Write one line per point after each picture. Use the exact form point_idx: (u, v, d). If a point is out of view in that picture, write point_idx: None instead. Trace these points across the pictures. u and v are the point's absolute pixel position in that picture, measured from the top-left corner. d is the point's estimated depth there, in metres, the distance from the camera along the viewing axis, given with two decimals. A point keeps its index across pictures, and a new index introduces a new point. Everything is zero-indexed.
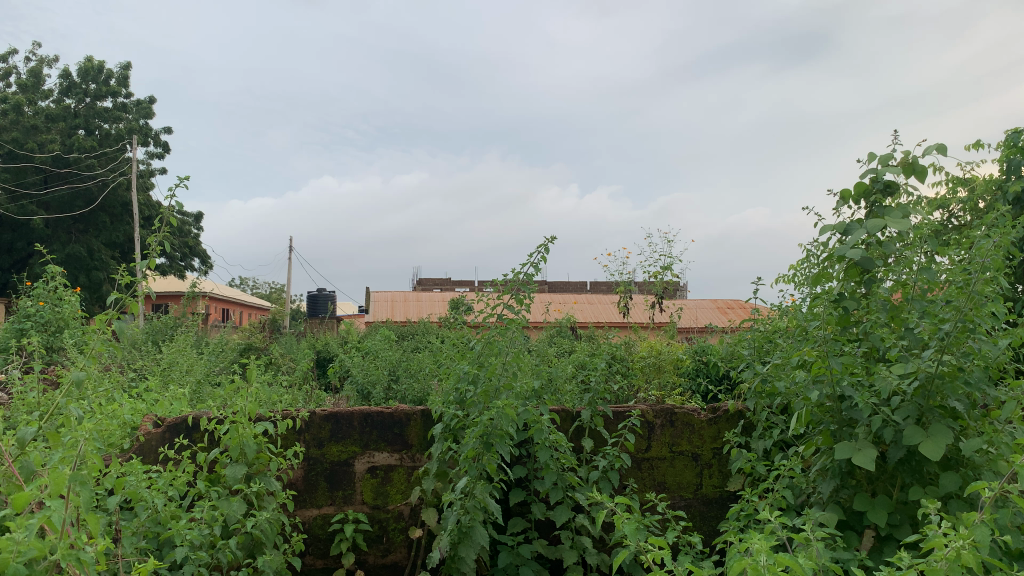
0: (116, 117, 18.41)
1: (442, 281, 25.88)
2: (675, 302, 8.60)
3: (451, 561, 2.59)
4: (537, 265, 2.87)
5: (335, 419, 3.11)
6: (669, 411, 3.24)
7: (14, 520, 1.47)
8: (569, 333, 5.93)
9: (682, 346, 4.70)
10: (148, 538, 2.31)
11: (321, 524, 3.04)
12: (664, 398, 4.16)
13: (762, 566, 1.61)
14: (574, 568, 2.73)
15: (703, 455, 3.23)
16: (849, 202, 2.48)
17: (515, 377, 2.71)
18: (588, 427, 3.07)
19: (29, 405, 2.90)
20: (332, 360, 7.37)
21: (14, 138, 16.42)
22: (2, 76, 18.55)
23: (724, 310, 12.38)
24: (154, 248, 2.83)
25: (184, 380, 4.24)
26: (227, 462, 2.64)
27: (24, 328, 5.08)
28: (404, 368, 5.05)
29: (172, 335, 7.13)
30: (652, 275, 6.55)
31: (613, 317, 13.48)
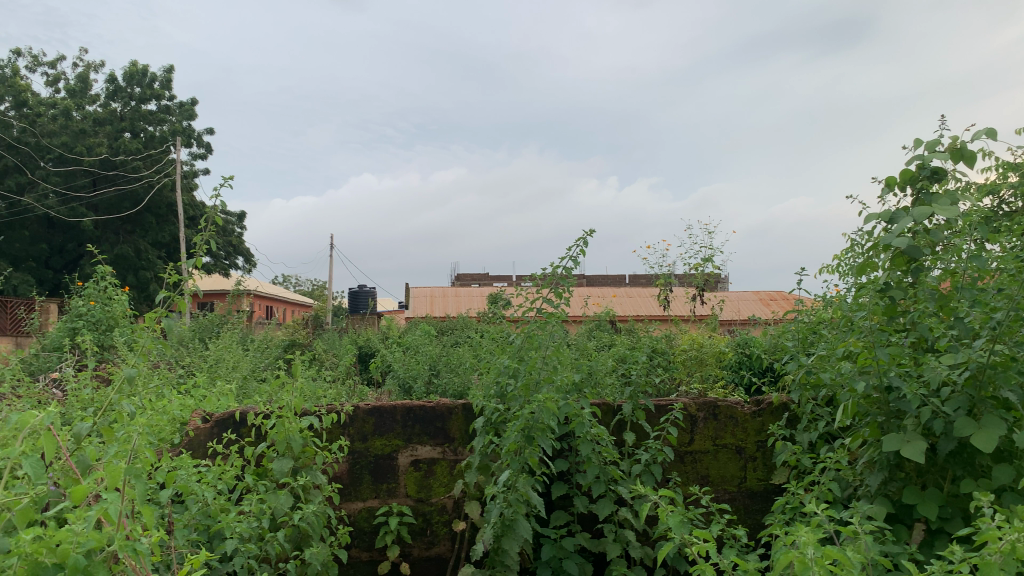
0: (160, 119, 18.76)
1: (481, 276, 25.88)
2: (716, 294, 8.49)
3: (495, 554, 2.61)
4: (577, 259, 2.87)
5: (378, 413, 3.15)
6: (712, 403, 3.21)
7: (74, 512, 1.52)
8: (609, 326, 5.91)
9: (724, 339, 4.65)
10: (199, 530, 2.37)
11: (366, 517, 3.08)
12: (705, 391, 4.12)
13: (809, 559, 1.60)
14: (618, 562, 2.73)
15: (747, 448, 3.20)
16: (895, 189, 2.43)
17: (556, 371, 2.71)
18: (630, 420, 3.06)
19: (83, 401, 2.98)
20: (373, 356, 7.44)
21: (64, 142, 16.80)
22: (51, 83, 19.06)
23: (766, 302, 12.21)
24: (201, 247, 2.89)
25: (230, 376, 4.32)
26: (274, 456, 2.69)
27: (76, 327, 5.24)
28: (444, 363, 5.08)
29: (218, 332, 7.27)
30: (693, 267, 6.49)
31: (652, 310, 13.38)
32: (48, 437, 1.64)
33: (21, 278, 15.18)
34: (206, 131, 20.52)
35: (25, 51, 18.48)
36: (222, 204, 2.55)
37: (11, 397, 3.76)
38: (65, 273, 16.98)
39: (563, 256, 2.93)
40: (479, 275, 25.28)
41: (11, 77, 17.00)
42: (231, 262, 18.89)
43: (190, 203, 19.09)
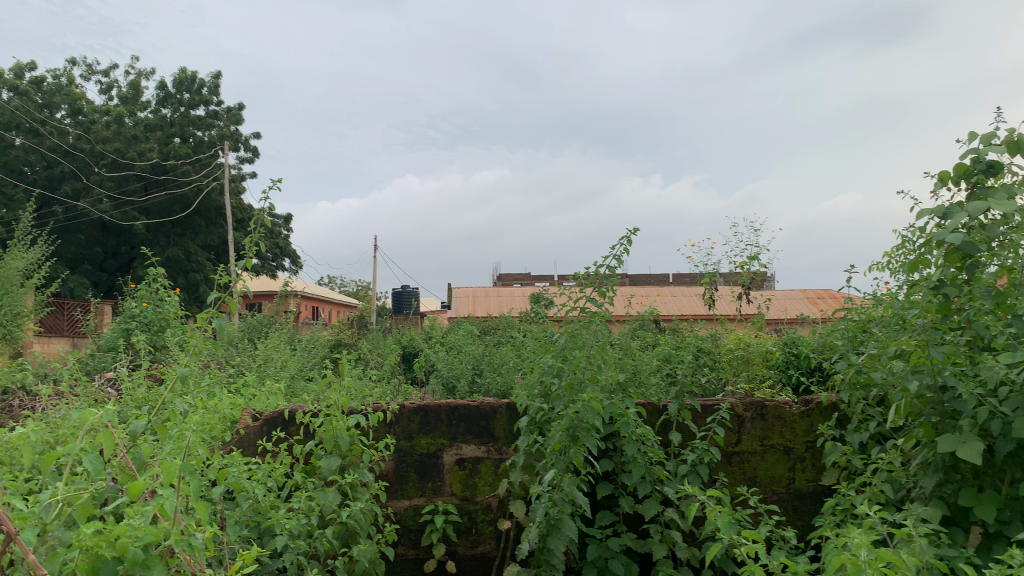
0: (208, 124, 19.12)
1: (523, 276, 25.89)
2: (763, 293, 8.39)
3: (540, 553, 2.62)
4: (621, 257, 2.85)
5: (423, 412, 3.17)
6: (760, 403, 3.17)
7: (132, 507, 1.56)
8: (653, 326, 5.87)
9: (772, 338, 4.59)
10: (250, 527, 2.41)
11: (413, 515, 3.10)
12: (753, 391, 4.07)
13: (863, 562, 1.57)
14: (664, 562, 2.71)
15: (796, 449, 3.15)
16: (948, 184, 2.37)
17: (600, 370, 2.70)
18: (675, 420, 3.04)
19: (137, 399, 3.06)
20: (417, 356, 7.50)
21: (117, 148, 16.96)
22: (104, 90, 19.59)
23: (814, 300, 12.00)
24: (249, 249, 2.94)
25: (278, 375, 4.40)
26: (322, 454, 2.73)
27: (130, 328, 5.38)
28: (488, 362, 5.10)
29: (266, 333, 7.41)
30: (738, 265, 6.40)
31: (697, 309, 13.26)
32: (107, 434, 1.69)
33: (77, 280, 15.65)
34: (253, 134, 20.86)
35: (79, 61, 18.99)
36: (270, 207, 2.58)
37: (69, 395, 3.88)
38: (118, 275, 17.46)
39: (606, 255, 2.92)
40: (520, 275, 25.31)
41: (66, 85, 17.48)
42: (277, 263, 19.19)
43: (238, 206, 19.45)
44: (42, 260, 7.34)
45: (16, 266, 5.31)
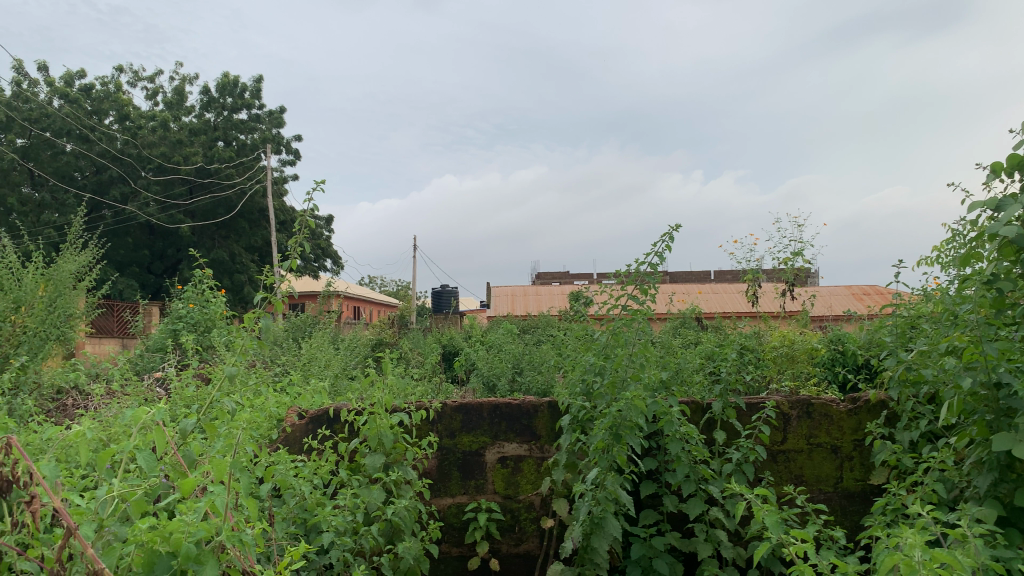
0: (251, 127, 19.40)
1: (561, 275, 25.82)
2: (807, 289, 8.25)
3: (584, 552, 2.61)
4: (662, 254, 2.83)
5: (465, 410, 3.18)
6: (805, 401, 3.12)
7: (183, 504, 1.59)
8: (695, 323, 5.82)
9: (817, 335, 4.52)
10: (296, 523, 2.44)
11: (456, 513, 3.12)
12: (798, 388, 4.01)
13: (917, 562, 1.54)
14: (709, 562, 2.69)
15: (843, 448, 3.10)
16: (1002, 175, 2.30)
17: (642, 368, 2.68)
18: (719, 419, 3.01)
19: (186, 398, 3.12)
20: (457, 355, 7.54)
21: (162, 152, 17.31)
22: (151, 96, 20.02)
23: (859, 296, 11.80)
24: (294, 250, 2.99)
25: (322, 374, 4.46)
26: (367, 451, 2.76)
27: (177, 329, 5.49)
28: (528, 361, 5.11)
29: (309, 333, 7.52)
30: (782, 262, 6.32)
31: (739, 307, 13.12)
32: (159, 432, 1.73)
33: (126, 283, 16.05)
34: (294, 137, 21.13)
35: (126, 68, 19.40)
36: (313, 210, 2.62)
37: (120, 395, 3.97)
38: (165, 277, 17.84)
39: (648, 252, 2.90)
40: (559, 273, 25.25)
41: (115, 92, 17.90)
42: (319, 264, 19.44)
43: (280, 208, 19.74)
44: (93, 263, 7.53)
45: (68, 269, 5.44)
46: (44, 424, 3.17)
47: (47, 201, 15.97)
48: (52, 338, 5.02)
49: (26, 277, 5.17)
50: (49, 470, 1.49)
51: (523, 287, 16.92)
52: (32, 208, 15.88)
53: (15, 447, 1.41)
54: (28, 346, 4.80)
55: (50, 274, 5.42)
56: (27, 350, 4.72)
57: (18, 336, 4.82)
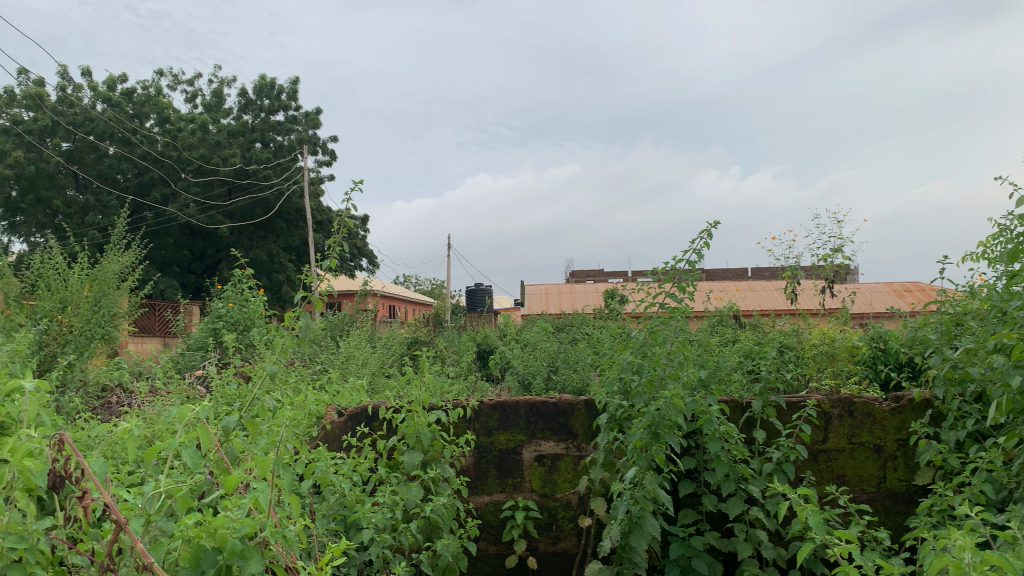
0: (287, 129, 19.62)
1: (596, 273, 25.84)
2: (847, 286, 8.13)
3: (622, 551, 2.60)
4: (701, 251, 2.81)
5: (502, 408, 3.19)
6: (847, 400, 3.07)
7: (227, 500, 1.61)
8: (733, 321, 5.77)
9: (858, 333, 4.44)
10: (337, 520, 2.47)
11: (493, 511, 3.12)
12: (838, 387, 3.96)
13: (967, 564, 1.51)
14: (749, 562, 2.66)
15: (886, 447, 3.04)
16: None
17: (681, 367, 2.66)
18: (759, 418, 2.97)
19: (227, 396, 3.17)
20: (493, 353, 7.57)
21: (201, 155, 17.54)
22: (190, 99, 20.34)
23: (901, 293, 11.61)
24: (333, 250, 3.02)
25: (360, 372, 4.51)
26: (405, 449, 2.78)
27: (217, 328, 5.57)
28: (563, 359, 5.10)
29: (347, 331, 7.60)
30: (821, 259, 6.24)
31: (777, 305, 12.97)
32: (204, 430, 1.76)
33: (167, 283, 16.38)
34: (330, 137, 21.32)
35: (166, 71, 19.72)
36: (352, 210, 2.65)
37: (163, 392, 4.04)
38: (205, 277, 18.17)
39: (685, 250, 2.87)
40: (593, 271, 25.18)
41: (156, 95, 18.20)
42: (356, 263, 19.63)
43: (316, 208, 19.95)
44: (136, 263, 7.68)
45: (112, 269, 5.55)
46: (90, 421, 3.23)
47: (91, 203, 16.31)
48: (97, 337, 5.13)
49: (72, 277, 5.28)
50: (98, 465, 1.52)
51: (557, 286, 16.92)
52: (77, 210, 16.23)
53: (66, 444, 1.44)
54: (74, 345, 4.91)
55: (95, 275, 5.54)
56: (73, 349, 4.82)
57: (65, 336, 4.93)
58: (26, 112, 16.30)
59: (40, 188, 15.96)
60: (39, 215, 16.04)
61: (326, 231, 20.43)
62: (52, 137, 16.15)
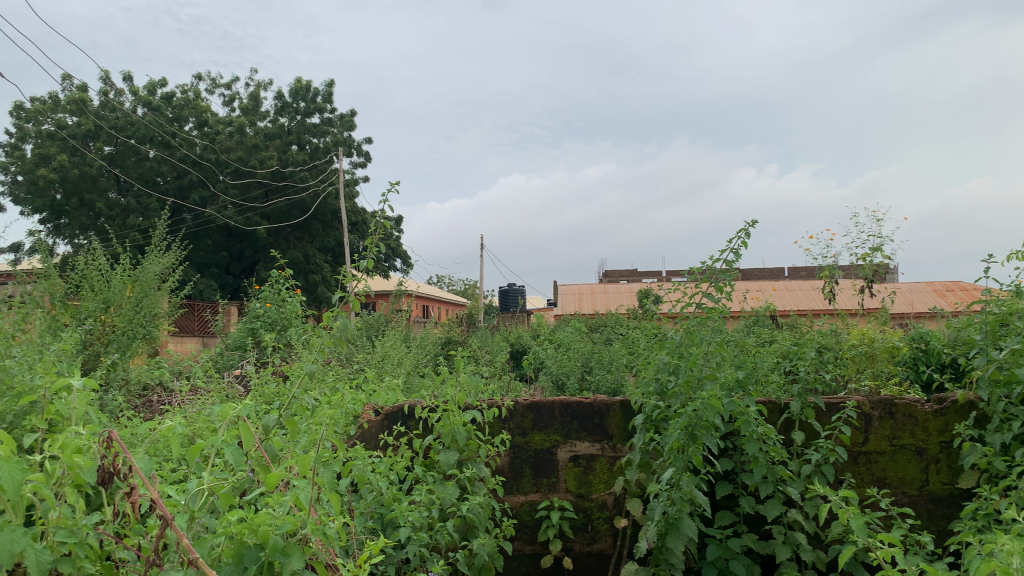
0: (323, 131, 19.83)
1: (630, 273, 25.76)
2: (886, 286, 8.00)
3: (658, 552, 2.59)
4: (738, 251, 2.78)
5: (537, 408, 3.19)
6: (888, 402, 3.01)
7: (269, 497, 1.63)
8: (770, 321, 5.71)
9: (898, 334, 4.37)
10: (374, 518, 2.49)
11: (529, 511, 3.12)
12: (879, 388, 3.90)
13: (1016, 570, 1.48)
14: (788, 565, 2.63)
15: (929, 450, 2.99)
16: None
17: (718, 367, 2.63)
18: (798, 419, 2.94)
19: (266, 395, 3.21)
20: (526, 353, 7.58)
21: (239, 156, 17.98)
22: (227, 102, 20.64)
23: (943, 292, 11.40)
24: (370, 251, 3.05)
25: (396, 372, 4.54)
26: (440, 448, 2.80)
27: (255, 328, 5.65)
28: (598, 359, 5.10)
29: (382, 331, 7.67)
30: (861, 258, 6.15)
31: (814, 305, 12.82)
32: (246, 429, 1.78)
33: (206, 283, 16.67)
34: (364, 138, 21.49)
35: (205, 75, 20.04)
36: (389, 212, 2.67)
37: (202, 391, 4.11)
38: (243, 278, 18.46)
39: (723, 249, 2.85)
40: (627, 271, 25.06)
41: (194, 99, 18.49)
42: (390, 264, 19.77)
43: (351, 210, 20.14)
44: (175, 264, 7.81)
45: (153, 270, 5.65)
46: (133, 418, 3.30)
47: (132, 205, 16.64)
48: (139, 338, 5.22)
49: (114, 278, 5.38)
50: (143, 463, 1.56)
51: (591, 285, 16.88)
52: (119, 212, 16.55)
53: (114, 440, 1.47)
54: (117, 344, 5.02)
55: (137, 276, 5.65)
56: (116, 349, 4.93)
57: (108, 335, 5.03)
58: (70, 117, 16.65)
59: (83, 191, 16.30)
60: (82, 217, 16.38)
61: (361, 232, 20.62)
62: (95, 141, 16.47)
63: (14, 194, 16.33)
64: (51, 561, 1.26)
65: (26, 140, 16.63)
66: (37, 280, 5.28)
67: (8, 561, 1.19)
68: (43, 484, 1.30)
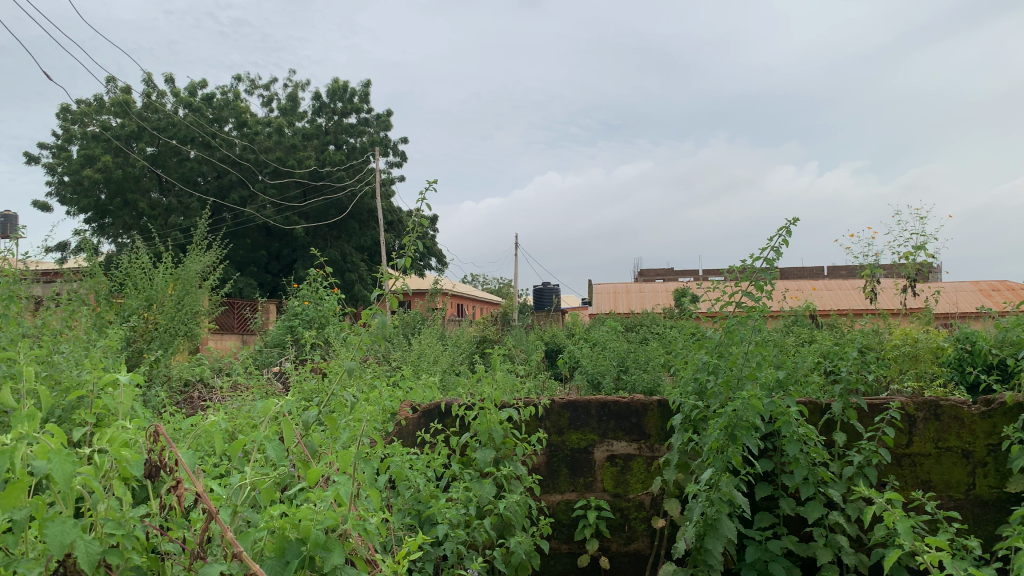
0: (360, 130, 20.00)
1: (666, 272, 25.60)
2: (930, 286, 7.84)
3: (697, 553, 2.56)
4: (779, 249, 2.74)
5: (573, 407, 3.17)
6: (933, 403, 2.95)
7: (310, 492, 1.65)
8: (809, 321, 5.64)
9: (942, 334, 4.29)
10: (412, 515, 2.51)
11: (565, 510, 3.11)
12: (922, 389, 3.82)
13: None
14: (829, 568, 2.60)
15: (976, 453, 2.93)
16: None
17: (759, 367, 2.60)
18: (840, 420, 2.89)
19: (304, 391, 3.25)
20: (561, 352, 7.58)
21: (278, 156, 18.21)
22: (266, 102, 20.91)
23: (989, 292, 11.15)
24: (409, 248, 3.06)
25: (432, 369, 4.57)
26: (477, 446, 2.81)
27: (293, 325, 5.73)
28: (633, 359, 5.07)
29: (417, 328, 7.72)
30: (903, 257, 6.04)
31: (854, 304, 12.62)
32: (287, 426, 1.80)
33: (245, 282, 16.91)
34: (401, 138, 21.63)
35: (244, 77, 20.34)
36: (427, 210, 2.68)
37: (242, 387, 4.17)
38: (281, 277, 18.71)
39: (763, 248, 2.82)
40: (662, 270, 24.98)
41: (234, 100, 18.77)
42: (426, 263, 19.89)
43: (387, 209, 20.29)
44: (217, 262, 7.94)
45: (195, 268, 5.75)
46: (175, 413, 3.36)
47: (173, 204, 16.95)
48: (181, 335, 5.32)
49: (157, 276, 5.49)
50: (187, 457, 1.58)
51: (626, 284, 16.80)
52: (161, 212, 16.86)
53: (160, 434, 1.50)
54: (159, 341, 5.13)
55: (178, 274, 5.76)
56: (159, 346, 5.03)
57: (150, 332, 5.13)
58: (114, 118, 16.97)
59: (127, 191, 16.62)
60: (126, 217, 16.72)
61: (396, 231, 20.76)
62: (138, 142, 16.76)
63: (60, 193, 16.73)
64: (100, 552, 1.28)
65: (72, 142, 17.04)
66: (83, 277, 5.40)
67: (59, 551, 1.21)
68: (92, 477, 1.33)
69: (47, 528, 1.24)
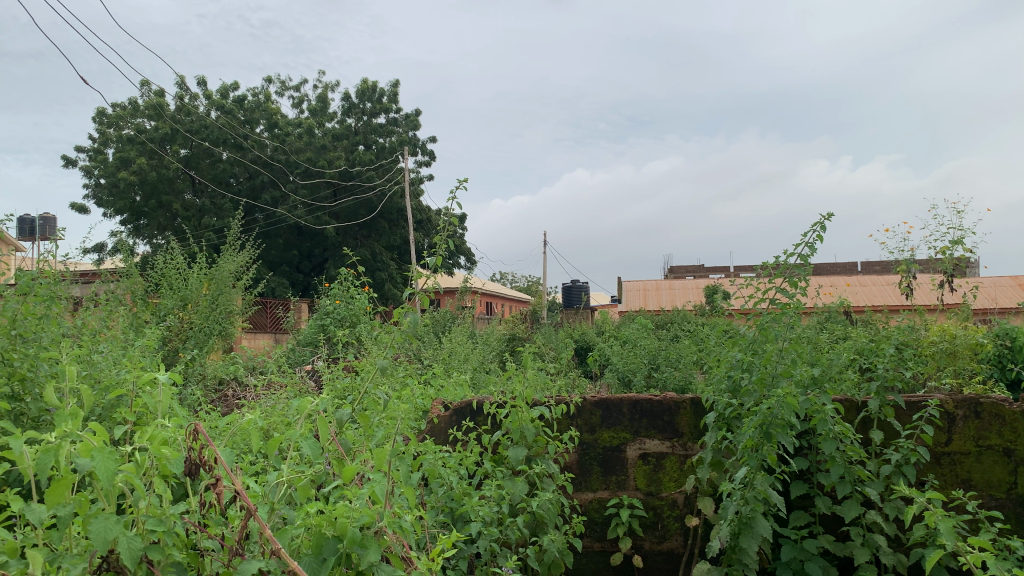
0: (389, 130, 20.08)
1: (696, 269, 25.41)
2: (968, 281, 7.69)
3: (732, 552, 2.54)
4: (814, 245, 2.71)
5: (605, 405, 3.17)
6: (973, 401, 2.89)
7: (346, 489, 1.65)
8: (843, 318, 5.57)
9: (981, 330, 4.21)
10: (445, 512, 2.52)
11: (598, 508, 3.11)
12: (961, 386, 3.75)
13: None
14: (867, 568, 2.56)
15: (1018, 451, 2.86)
16: None
17: (794, 364, 2.56)
18: (876, 418, 2.84)
19: (337, 389, 3.28)
20: (591, 349, 7.56)
21: (308, 156, 18.36)
22: (296, 104, 21.12)
23: None
24: (440, 246, 3.08)
25: (463, 368, 4.59)
26: (509, 444, 2.82)
27: (325, 323, 5.78)
28: (664, 357, 5.04)
29: (447, 327, 7.75)
30: (940, 251, 5.93)
31: (888, 300, 12.42)
32: (323, 424, 1.81)
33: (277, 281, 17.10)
34: (430, 137, 21.69)
35: (274, 79, 20.55)
36: (457, 208, 2.68)
37: (276, 385, 4.22)
38: (313, 276, 18.92)
39: (797, 244, 2.78)
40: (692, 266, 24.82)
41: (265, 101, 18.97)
42: (455, 261, 19.95)
43: (417, 208, 20.38)
44: (249, 263, 8.04)
45: (228, 268, 5.82)
46: (211, 411, 3.41)
47: (206, 205, 17.19)
48: (215, 334, 5.39)
49: (192, 275, 5.57)
50: (226, 455, 1.60)
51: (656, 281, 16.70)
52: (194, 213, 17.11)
53: (199, 432, 1.51)
54: (195, 341, 5.21)
55: (212, 274, 5.84)
56: (194, 345, 5.10)
57: (186, 331, 5.21)
58: (148, 121, 17.23)
59: (161, 193, 16.87)
60: (161, 218, 16.99)
61: (425, 230, 20.85)
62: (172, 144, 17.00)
63: (97, 195, 17.05)
64: (142, 548, 1.31)
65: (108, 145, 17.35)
66: (120, 278, 5.49)
67: (104, 547, 1.23)
68: (133, 475, 1.35)
69: (91, 525, 1.26)
